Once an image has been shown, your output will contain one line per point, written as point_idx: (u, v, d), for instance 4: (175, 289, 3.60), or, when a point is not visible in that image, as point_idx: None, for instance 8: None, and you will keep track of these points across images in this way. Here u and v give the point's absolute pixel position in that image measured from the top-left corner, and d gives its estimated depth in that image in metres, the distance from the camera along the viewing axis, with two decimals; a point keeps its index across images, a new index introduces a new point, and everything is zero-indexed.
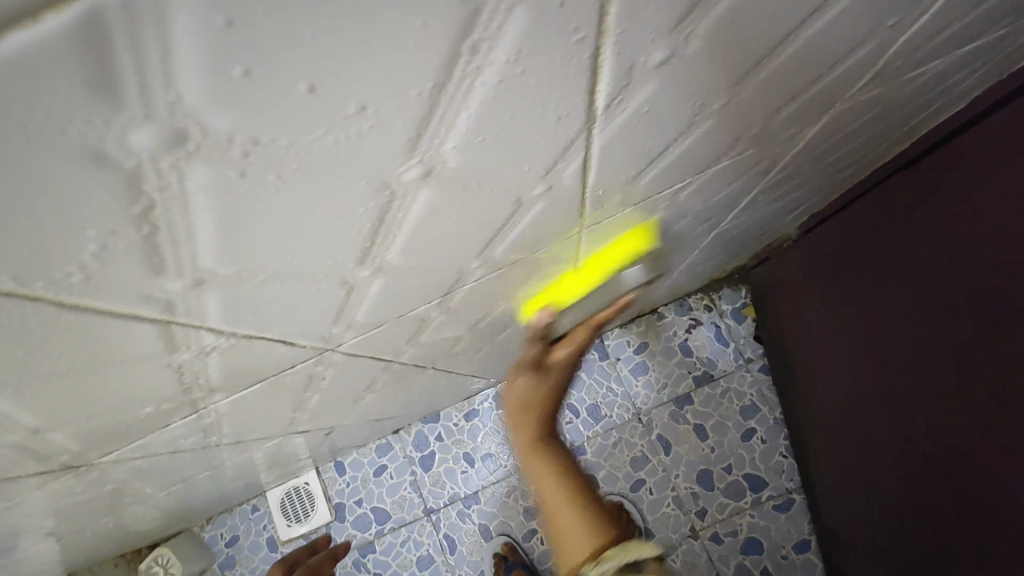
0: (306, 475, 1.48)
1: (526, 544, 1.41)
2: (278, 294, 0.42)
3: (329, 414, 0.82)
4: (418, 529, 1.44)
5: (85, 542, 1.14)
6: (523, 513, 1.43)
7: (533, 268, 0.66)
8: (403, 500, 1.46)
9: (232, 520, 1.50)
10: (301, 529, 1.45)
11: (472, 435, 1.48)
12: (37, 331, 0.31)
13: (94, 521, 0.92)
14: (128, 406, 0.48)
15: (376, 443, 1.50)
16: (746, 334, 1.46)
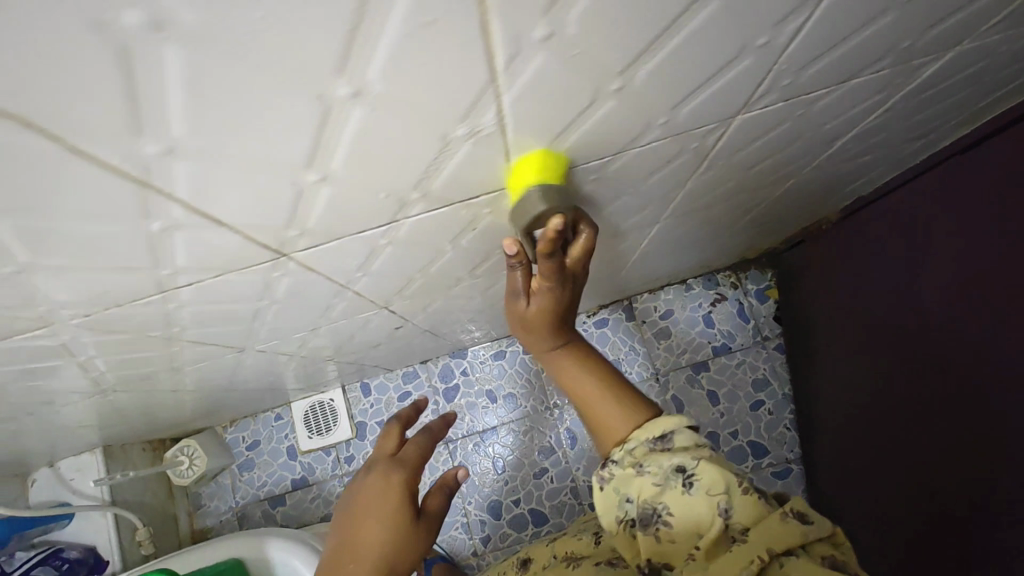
0: (332, 391, 1.54)
1: (536, 481, 1.49)
2: (534, 143, 0.48)
3: (410, 306, 0.88)
4: (435, 455, 1.51)
5: (129, 420, 1.18)
6: (536, 451, 1.50)
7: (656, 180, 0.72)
8: (424, 427, 1.53)
9: (255, 425, 1.55)
10: (323, 441, 1.52)
11: (496, 374, 1.55)
12: (413, 127, 0.38)
13: (163, 384, 0.96)
14: (345, 240, 0.54)
15: (403, 370, 1.56)
16: (767, 314, 1.54)
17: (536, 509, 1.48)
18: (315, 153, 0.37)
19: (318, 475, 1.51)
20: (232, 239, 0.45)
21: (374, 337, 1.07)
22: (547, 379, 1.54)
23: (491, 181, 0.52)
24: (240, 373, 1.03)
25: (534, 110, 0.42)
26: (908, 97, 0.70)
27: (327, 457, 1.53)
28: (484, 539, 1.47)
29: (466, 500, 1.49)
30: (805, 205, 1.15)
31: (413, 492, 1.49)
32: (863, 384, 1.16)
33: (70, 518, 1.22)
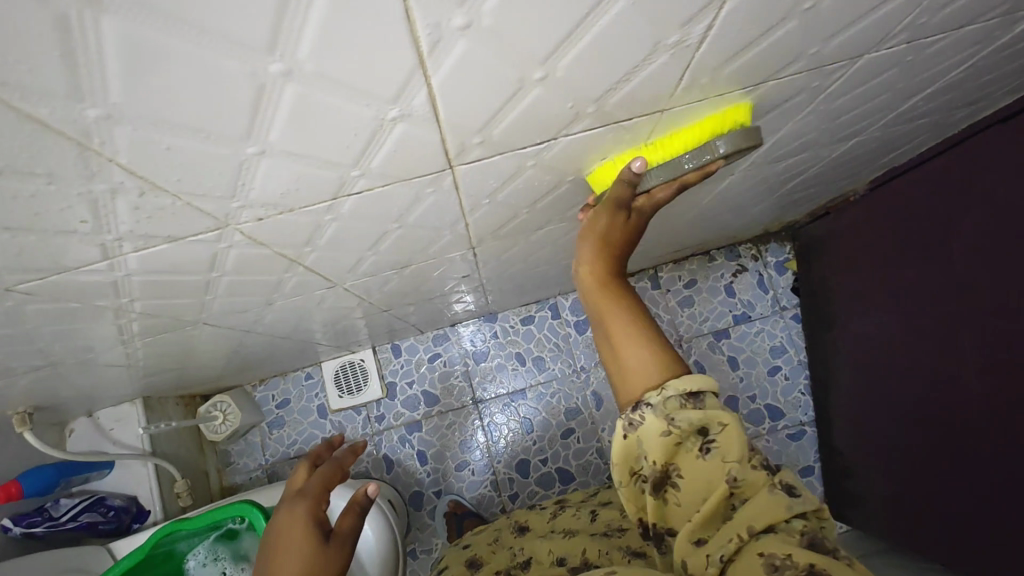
0: (361, 352, 1.54)
1: (563, 441, 1.48)
2: (532, 61, 0.41)
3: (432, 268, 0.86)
4: (464, 414, 1.51)
5: (163, 376, 1.20)
6: (563, 412, 1.49)
7: None
8: (453, 388, 1.53)
9: (285, 384, 1.58)
10: (353, 401, 1.53)
11: (525, 337, 1.53)
12: (387, 11, 0.32)
13: (193, 341, 0.97)
14: (322, 172, 0.48)
15: (434, 333, 1.55)
16: (785, 285, 1.51)
17: (564, 468, 1.47)
18: (276, 28, 0.31)
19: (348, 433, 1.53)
20: (181, 149, 0.38)
21: (397, 298, 1.05)
22: (575, 343, 1.52)
23: (500, 115, 0.47)
24: (264, 333, 1.03)
25: (517, 28, 0.37)
26: (990, 38, 0.62)
27: (357, 416, 1.55)
28: (512, 495, 1.46)
29: (495, 458, 1.49)
30: (855, 166, 1.07)
31: (443, 450, 1.50)
32: (899, 347, 1.09)
33: (112, 468, 1.27)
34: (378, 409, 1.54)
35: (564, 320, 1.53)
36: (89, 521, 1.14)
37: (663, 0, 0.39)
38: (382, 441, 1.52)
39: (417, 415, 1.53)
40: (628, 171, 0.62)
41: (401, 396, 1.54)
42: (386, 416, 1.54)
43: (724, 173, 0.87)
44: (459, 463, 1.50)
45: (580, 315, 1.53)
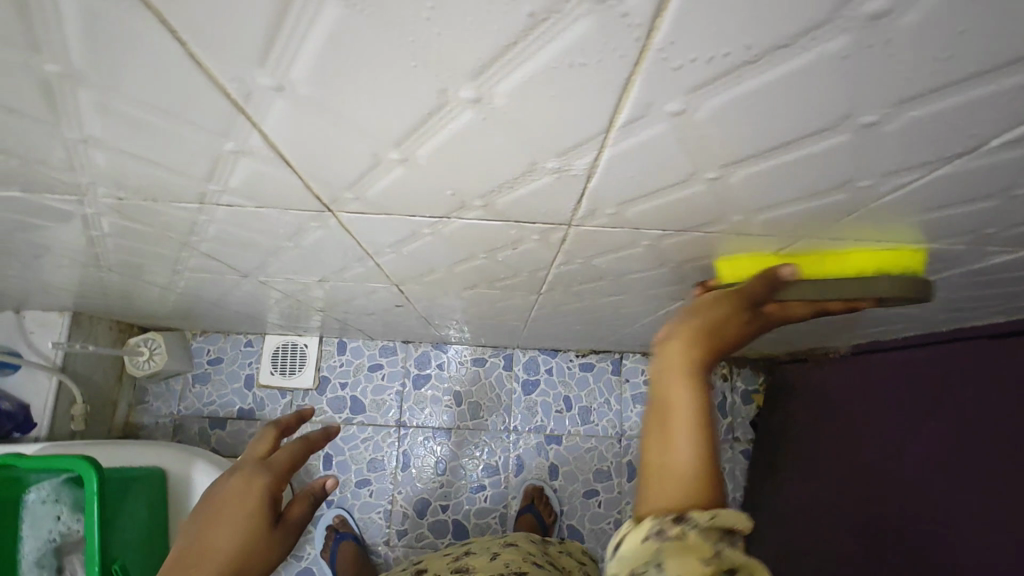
0: (309, 337, 1.52)
1: (470, 495, 1.45)
2: (489, 200, 0.41)
3: (386, 290, 0.85)
4: (383, 435, 1.48)
5: (97, 301, 1.17)
6: (480, 466, 1.46)
7: (667, 279, 0.65)
8: (382, 403, 1.50)
9: (224, 343, 1.55)
10: (281, 382, 1.50)
11: (469, 378, 1.51)
12: (328, 133, 0.32)
13: (129, 284, 0.95)
14: (278, 215, 0.48)
15: (383, 343, 1.54)
16: (745, 416, 1.48)
17: (459, 523, 1.43)
18: (212, 121, 0.31)
19: (267, 412, 1.50)
20: (132, 167, 0.39)
21: (348, 305, 1.04)
22: (515, 401, 1.49)
23: (457, 223, 0.47)
24: (211, 294, 1.02)
25: (469, 175, 0.37)
26: (971, 282, 0.61)
27: (280, 399, 1.51)
28: (399, 532, 1.42)
29: (397, 489, 1.45)
30: (824, 329, 1.07)
31: (350, 462, 1.46)
32: (827, 535, 1.08)
33: (16, 369, 1.22)
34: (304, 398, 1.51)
35: (513, 374, 1.51)
36: None
37: (618, 190, 0.38)
38: None
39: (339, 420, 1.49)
40: (771, 276, 0.49)
41: (332, 392, 1.51)
42: (308, 407, 1.50)
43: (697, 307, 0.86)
44: (361, 481, 1.46)
45: (530, 375, 1.51)
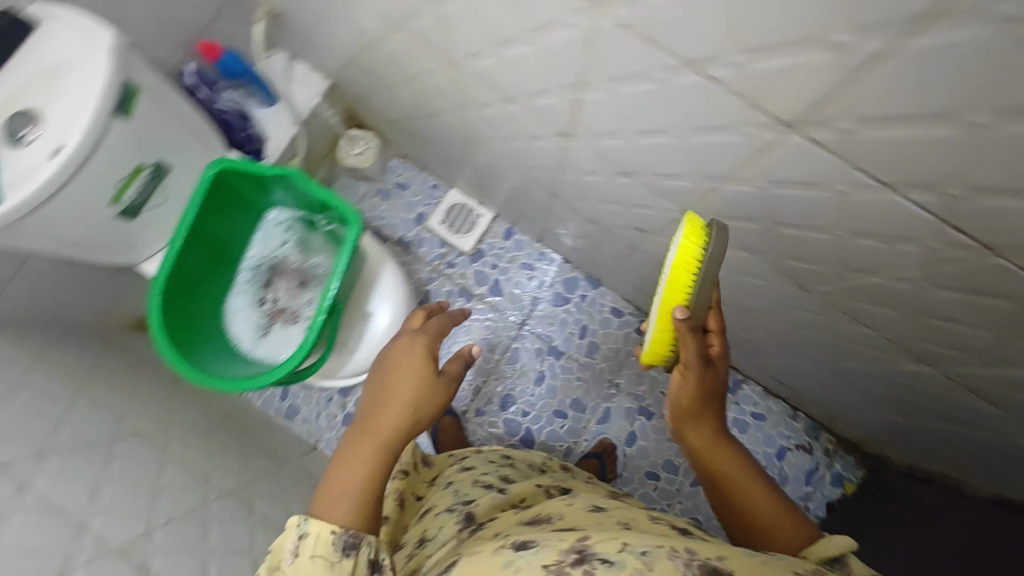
0: (485, 213, 1.61)
1: (549, 416, 1.52)
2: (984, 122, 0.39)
3: (654, 205, 0.89)
4: (504, 324, 1.57)
5: (362, 76, 1.26)
6: (571, 398, 1.52)
7: (990, 314, 0.62)
8: (518, 300, 1.58)
9: (415, 176, 1.65)
10: (444, 235, 1.60)
11: (600, 321, 1.56)
12: None
13: (428, 78, 1.02)
14: (730, 47, 0.48)
15: (546, 251, 1.60)
16: (827, 496, 1.48)
17: (529, 432, 1.51)
18: None
19: (420, 251, 1.61)
20: None
21: (581, 200, 1.08)
22: (629, 361, 1.54)
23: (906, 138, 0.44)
24: (470, 130, 1.11)
25: (1013, 77, 0.35)
26: None
27: (438, 246, 1.61)
28: (477, 410, 1.53)
29: (494, 375, 1.55)
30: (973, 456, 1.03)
31: (467, 331, 1.56)
32: None
33: (272, 104, 1.33)
34: (455, 257, 1.61)
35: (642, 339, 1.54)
36: (229, 117, 1.24)
37: None
38: (437, 280, 1.59)
39: (475, 290, 1.58)
40: (682, 322, 0.67)
41: (480, 266, 1.60)
42: (458, 268, 1.60)
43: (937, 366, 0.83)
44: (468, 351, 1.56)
45: None
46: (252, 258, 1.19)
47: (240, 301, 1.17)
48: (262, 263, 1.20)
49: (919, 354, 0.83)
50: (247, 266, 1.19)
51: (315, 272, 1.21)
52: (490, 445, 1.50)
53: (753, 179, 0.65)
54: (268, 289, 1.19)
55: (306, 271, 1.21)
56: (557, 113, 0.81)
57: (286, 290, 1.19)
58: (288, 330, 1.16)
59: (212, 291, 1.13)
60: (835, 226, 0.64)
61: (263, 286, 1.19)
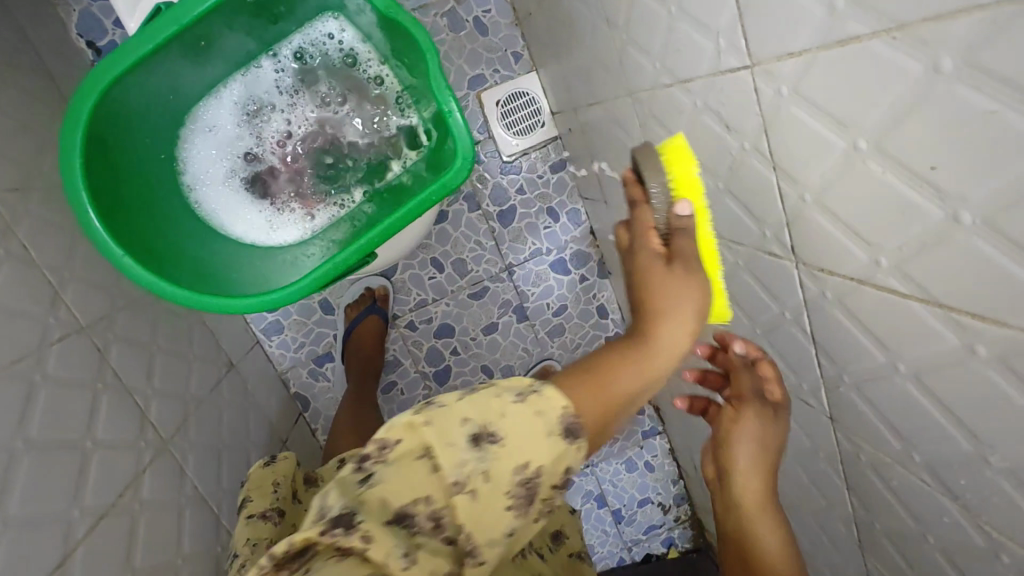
0: (553, 124, 1.23)
1: (473, 369, 1.34)
2: None
3: None
4: (486, 256, 1.30)
5: None
6: (510, 364, 1.35)
7: (934, 474, 0.49)
8: (528, 229, 1.29)
9: (504, 25, 1.19)
10: (507, 127, 1.22)
11: (581, 309, 1.35)
12: None
13: None
14: None
15: (578, 208, 1.30)
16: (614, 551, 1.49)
17: (448, 369, 1.33)
18: None
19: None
20: None
21: (614, 155, 0.98)
22: (581, 362, 1.39)
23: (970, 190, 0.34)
24: (582, 35, 0.89)
25: None
26: None
27: None
28: (409, 324, 1.31)
29: (450, 298, 1.30)
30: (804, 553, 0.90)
31: (448, 250, 1.28)
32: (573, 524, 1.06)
33: None
34: (483, 157, 1.24)
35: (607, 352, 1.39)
36: None
37: None
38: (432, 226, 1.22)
39: (472, 210, 1.27)
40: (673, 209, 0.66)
41: (522, 180, 1.27)
42: None
43: (823, 470, 0.69)
44: (436, 262, 1.28)
45: None
46: (276, 68, 0.80)
47: (221, 124, 0.80)
48: (285, 86, 0.81)
49: (808, 432, 0.69)
50: (268, 73, 0.80)
51: (384, 154, 0.83)
52: (403, 363, 1.32)
53: (781, 183, 0.52)
54: (258, 135, 0.81)
55: (302, 140, 0.82)
56: (657, 16, 0.61)
57: (273, 157, 0.82)
58: (251, 224, 0.81)
59: (217, 75, 0.78)
60: (792, 256, 0.56)
61: (257, 126, 0.81)
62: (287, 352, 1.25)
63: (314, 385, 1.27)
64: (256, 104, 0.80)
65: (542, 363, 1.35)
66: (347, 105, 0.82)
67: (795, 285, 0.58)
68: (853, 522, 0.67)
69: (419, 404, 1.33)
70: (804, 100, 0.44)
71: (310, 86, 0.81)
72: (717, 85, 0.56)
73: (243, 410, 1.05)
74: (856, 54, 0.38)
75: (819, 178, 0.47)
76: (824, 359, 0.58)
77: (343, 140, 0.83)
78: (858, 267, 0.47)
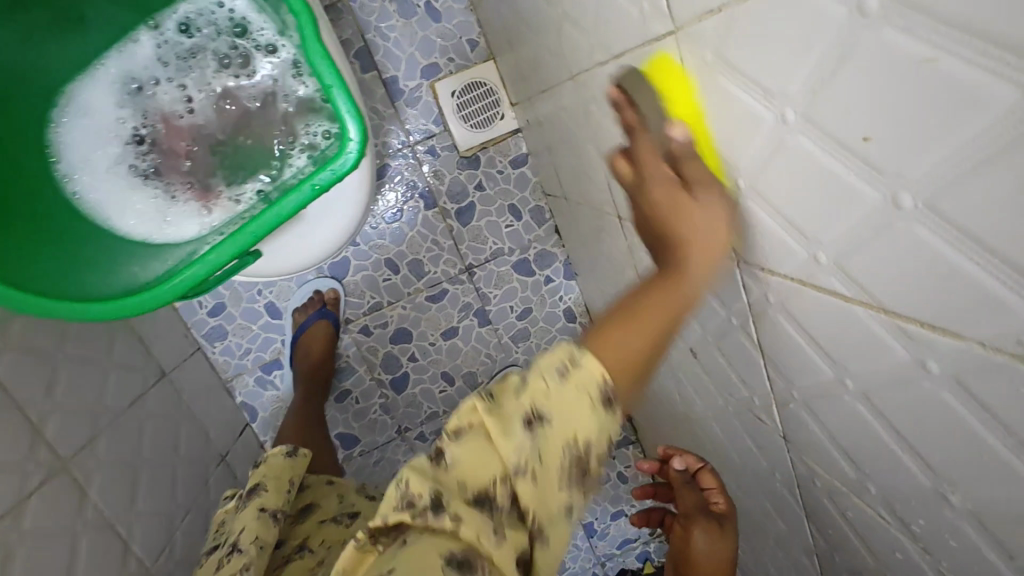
0: (513, 117, 1.16)
1: (432, 376, 1.27)
2: None
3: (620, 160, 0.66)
4: (445, 256, 1.22)
5: None
6: (472, 371, 1.28)
7: (894, 509, 0.41)
8: (490, 227, 1.22)
9: (459, 12, 1.12)
10: (465, 121, 1.15)
11: (546, 312, 1.28)
12: None
13: None
14: None
15: (542, 205, 1.22)
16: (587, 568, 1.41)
17: (406, 376, 1.26)
18: None
19: (406, 114, 1.14)
20: None
21: (568, 147, 0.91)
22: None
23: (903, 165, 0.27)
24: (528, 16, 0.82)
25: None
26: None
27: (408, 134, 1.15)
28: (363, 329, 1.23)
29: (406, 300, 1.22)
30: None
31: (404, 250, 1.20)
32: None
33: None
34: (439, 152, 1.17)
35: None
36: None
37: None
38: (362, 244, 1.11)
39: (428, 208, 1.19)
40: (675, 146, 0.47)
41: (481, 175, 1.19)
42: (407, 163, 1.16)
43: (783, 494, 0.62)
44: (390, 263, 1.20)
45: None
46: (158, 43, 0.63)
47: (97, 105, 0.62)
48: (172, 56, 0.64)
49: (765, 452, 0.61)
50: (150, 47, 0.63)
51: (292, 137, 0.62)
52: (358, 371, 1.24)
53: (715, 168, 0.45)
54: (146, 115, 0.63)
55: (200, 127, 0.64)
56: None
57: (161, 139, 0.63)
58: (138, 216, 0.61)
59: (97, 44, 0.61)
60: (733, 254, 0.48)
61: (144, 105, 0.63)
62: (231, 359, 1.17)
63: (260, 395, 1.20)
64: (140, 79, 0.63)
65: (506, 370, 1.28)
66: (245, 74, 0.63)
67: (738, 287, 0.50)
68: (817, 554, 0.59)
69: (375, 414, 1.26)
70: (730, 66, 0.37)
71: (189, 56, 0.63)
72: (646, 56, 0.48)
73: (173, 422, 0.98)
74: (775, 2, 0.30)
75: (750, 160, 0.39)
76: (774, 372, 0.51)
77: (249, 123, 0.63)
78: (797, 266, 0.39)
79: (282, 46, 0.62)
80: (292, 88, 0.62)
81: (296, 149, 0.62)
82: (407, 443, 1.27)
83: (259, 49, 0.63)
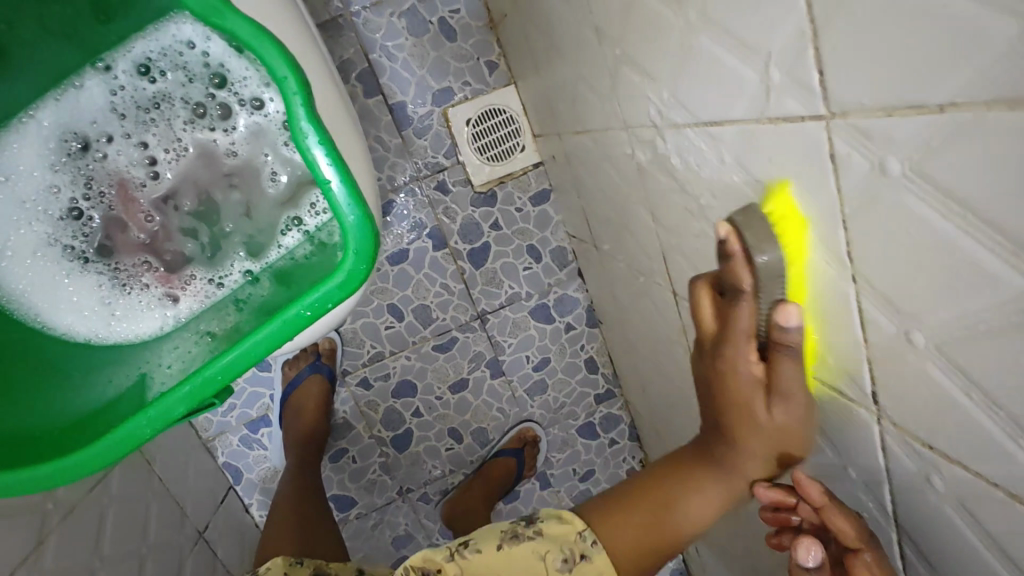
0: (535, 148, 1.03)
1: (438, 432, 1.13)
2: None
3: (688, 236, 0.53)
4: (455, 301, 1.09)
5: None
6: (482, 426, 1.15)
7: None
8: (505, 269, 1.09)
9: (475, 29, 0.99)
10: (481, 152, 1.03)
11: (566, 363, 1.15)
12: None
13: None
14: None
15: (564, 244, 1.09)
16: None
17: (409, 433, 1.12)
18: None
19: (413, 144, 1.01)
20: None
21: (604, 195, 0.78)
22: (566, 423, 1.18)
23: None
24: (565, 52, 0.70)
25: None
26: None
27: (416, 165, 1.02)
28: (362, 382, 1.09)
29: (410, 350, 1.09)
30: None
31: (409, 295, 1.07)
32: None
33: None
34: (451, 186, 1.04)
35: (596, 411, 1.18)
36: None
37: None
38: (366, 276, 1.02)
39: (437, 248, 1.06)
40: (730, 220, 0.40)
41: (497, 213, 1.06)
42: (413, 198, 1.03)
43: None
44: (394, 309, 1.07)
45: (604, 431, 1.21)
46: (110, 90, 0.49)
47: (26, 168, 0.48)
48: (129, 107, 0.50)
49: None
50: (98, 94, 0.49)
51: (283, 213, 0.48)
52: (356, 427, 1.11)
53: (864, 301, 0.32)
54: (90, 185, 0.50)
55: (165, 197, 0.50)
56: (667, 25, 0.41)
57: (112, 210, 0.50)
58: (82, 311, 0.49)
59: (27, 91, 0.47)
60: (873, 407, 0.36)
61: (87, 172, 0.50)
62: (213, 416, 1.04)
63: (246, 455, 1.06)
64: (83, 139, 0.49)
65: (519, 426, 1.14)
66: (224, 131, 0.49)
67: (872, 447, 0.38)
68: None
69: (374, 473, 1.13)
70: (944, 193, 0.25)
71: (148, 111, 0.50)
72: (759, 138, 0.36)
73: (145, 500, 0.85)
74: None
75: (954, 323, 0.27)
76: (913, 552, 0.39)
77: (222, 197, 0.49)
78: (1015, 472, 0.27)
79: (272, 101, 0.48)
80: (282, 160, 0.48)
81: (287, 226, 0.48)
82: (408, 505, 1.15)
83: (242, 103, 0.48)
